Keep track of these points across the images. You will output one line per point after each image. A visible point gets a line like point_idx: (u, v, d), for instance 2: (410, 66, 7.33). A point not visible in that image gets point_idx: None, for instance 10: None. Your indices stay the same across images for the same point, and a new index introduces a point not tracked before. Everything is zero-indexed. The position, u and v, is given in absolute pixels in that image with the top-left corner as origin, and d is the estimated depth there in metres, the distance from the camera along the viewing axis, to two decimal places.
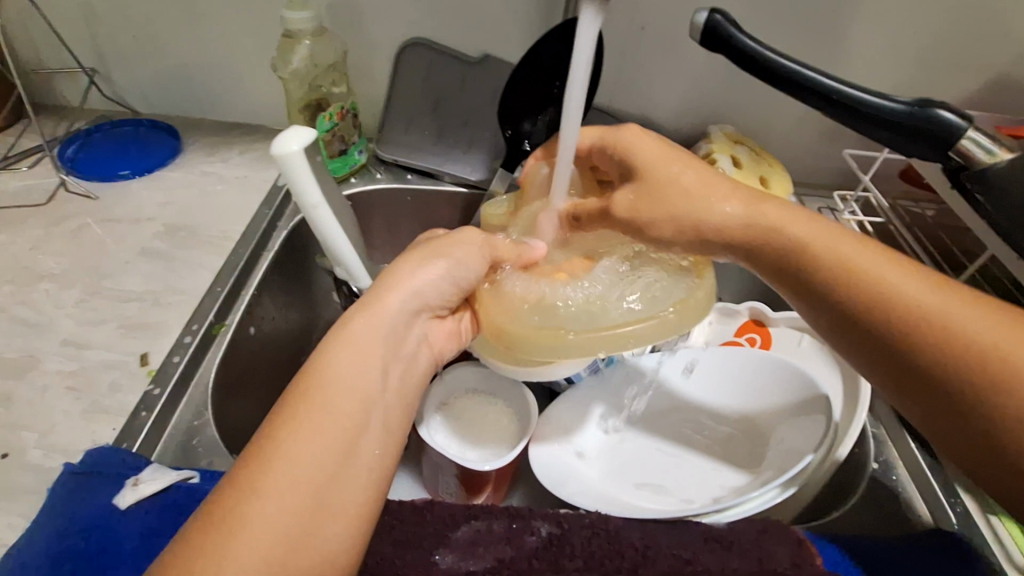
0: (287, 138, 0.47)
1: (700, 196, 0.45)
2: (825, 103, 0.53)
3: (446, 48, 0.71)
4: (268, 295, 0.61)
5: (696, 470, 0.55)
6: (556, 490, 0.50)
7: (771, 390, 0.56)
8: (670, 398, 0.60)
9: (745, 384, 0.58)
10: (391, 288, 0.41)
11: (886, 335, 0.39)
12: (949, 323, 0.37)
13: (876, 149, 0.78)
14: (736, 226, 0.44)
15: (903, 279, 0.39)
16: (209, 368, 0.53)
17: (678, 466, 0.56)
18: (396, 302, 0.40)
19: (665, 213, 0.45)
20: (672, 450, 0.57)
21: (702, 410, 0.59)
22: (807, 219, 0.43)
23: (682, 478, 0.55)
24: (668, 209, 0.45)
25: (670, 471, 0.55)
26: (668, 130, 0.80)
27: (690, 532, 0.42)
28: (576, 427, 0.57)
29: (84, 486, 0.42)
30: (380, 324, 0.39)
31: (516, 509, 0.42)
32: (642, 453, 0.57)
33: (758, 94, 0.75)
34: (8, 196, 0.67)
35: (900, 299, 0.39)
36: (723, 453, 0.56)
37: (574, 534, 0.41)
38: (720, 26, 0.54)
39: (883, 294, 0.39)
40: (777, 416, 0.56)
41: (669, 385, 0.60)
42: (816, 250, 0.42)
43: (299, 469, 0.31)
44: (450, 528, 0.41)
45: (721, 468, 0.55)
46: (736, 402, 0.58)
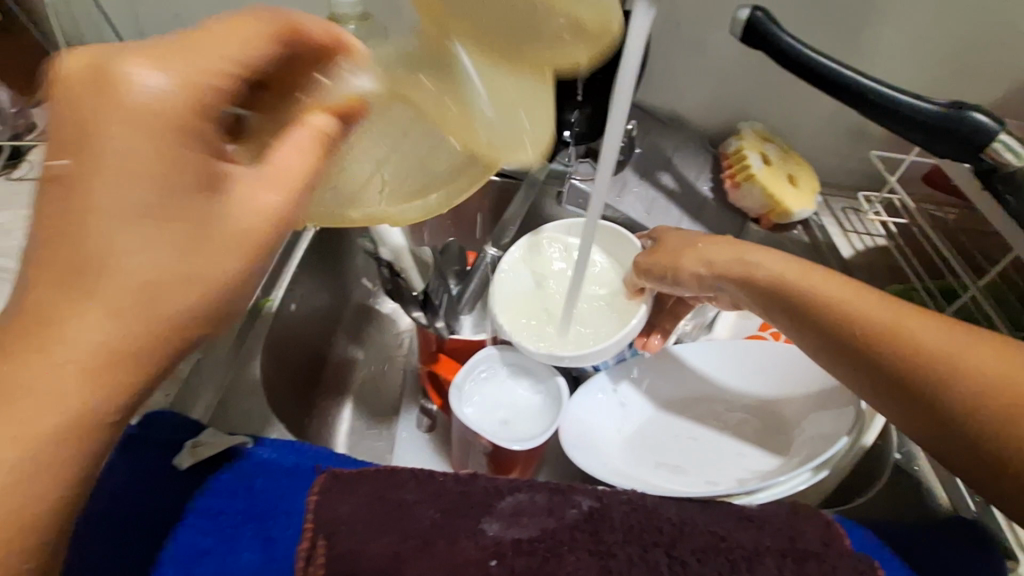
0: None
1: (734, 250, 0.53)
2: (861, 102, 0.54)
3: None
4: (304, 275, 0.64)
5: (721, 449, 0.57)
6: (576, 459, 0.53)
7: (797, 382, 0.58)
8: (695, 385, 0.62)
9: (770, 374, 0.60)
10: (65, 316, 0.27)
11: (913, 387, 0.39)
12: (956, 363, 0.38)
13: (903, 152, 0.79)
14: (768, 280, 0.49)
15: (922, 328, 0.40)
16: (255, 340, 0.57)
17: (701, 448, 0.57)
18: (108, 356, 0.28)
19: (722, 253, 0.53)
20: (695, 434, 0.59)
21: (719, 393, 0.61)
22: (827, 275, 0.47)
23: (702, 462, 0.56)
24: (726, 252, 0.53)
25: (695, 456, 0.57)
26: (697, 126, 0.81)
27: (724, 512, 0.43)
28: (602, 416, 0.59)
29: (141, 448, 0.42)
30: (46, 408, 0.27)
31: (556, 485, 0.44)
32: (659, 439, 0.59)
33: (789, 93, 0.76)
34: None
35: (910, 349, 0.40)
36: (748, 439, 0.57)
37: (613, 509, 0.42)
38: (761, 22, 0.56)
39: (892, 343, 0.41)
40: (804, 406, 0.57)
41: (691, 374, 0.62)
42: (833, 304, 0.45)
43: None
44: (494, 498, 0.42)
45: (741, 452, 0.57)
46: (760, 392, 0.60)
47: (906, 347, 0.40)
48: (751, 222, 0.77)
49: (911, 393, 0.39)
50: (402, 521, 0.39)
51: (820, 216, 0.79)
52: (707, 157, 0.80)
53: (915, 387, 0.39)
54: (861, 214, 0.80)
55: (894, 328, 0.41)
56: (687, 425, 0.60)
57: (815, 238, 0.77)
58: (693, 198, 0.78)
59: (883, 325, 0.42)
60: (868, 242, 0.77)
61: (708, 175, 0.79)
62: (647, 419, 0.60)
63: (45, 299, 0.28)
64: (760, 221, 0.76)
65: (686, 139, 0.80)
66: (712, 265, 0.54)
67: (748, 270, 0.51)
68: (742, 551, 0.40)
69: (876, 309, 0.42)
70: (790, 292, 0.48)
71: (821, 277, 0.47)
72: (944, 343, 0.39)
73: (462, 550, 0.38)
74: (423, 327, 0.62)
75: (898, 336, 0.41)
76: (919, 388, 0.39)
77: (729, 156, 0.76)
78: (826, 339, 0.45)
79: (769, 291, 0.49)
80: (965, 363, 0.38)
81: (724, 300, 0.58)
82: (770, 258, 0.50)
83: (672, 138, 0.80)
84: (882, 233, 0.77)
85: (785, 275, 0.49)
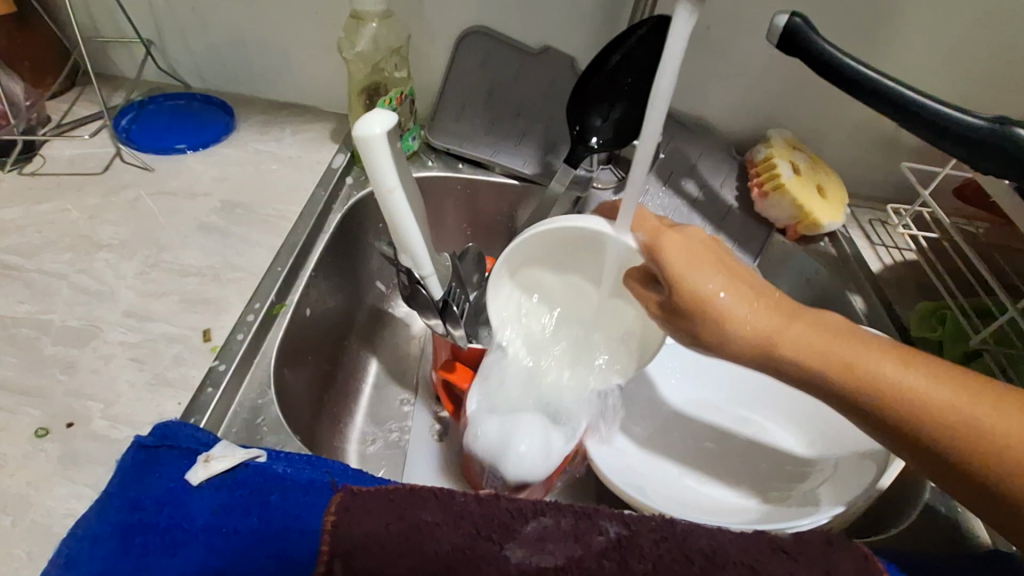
0: (369, 120, 0.46)
1: (768, 314, 0.40)
2: (903, 115, 0.52)
3: (507, 39, 0.71)
4: (322, 278, 0.62)
5: (741, 470, 0.57)
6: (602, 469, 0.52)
7: (810, 415, 0.59)
8: (710, 396, 0.63)
9: (780, 406, 0.61)
10: None
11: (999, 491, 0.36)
12: None
13: (934, 163, 0.77)
14: (815, 363, 0.39)
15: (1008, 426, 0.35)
16: (271, 344, 0.52)
17: (723, 463, 0.58)
18: None
19: (755, 316, 0.40)
20: (712, 458, 0.58)
21: (738, 409, 0.61)
22: (883, 357, 0.39)
23: (724, 480, 0.56)
24: (760, 315, 0.40)
25: (715, 470, 0.57)
26: (723, 133, 0.79)
27: (757, 540, 0.41)
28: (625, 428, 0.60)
29: (154, 459, 0.41)
30: None
31: (581, 507, 0.41)
32: (681, 459, 0.58)
33: (820, 101, 0.74)
34: (65, 163, 0.66)
35: (998, 455, 0.35)
36: (766, 469, 0.56)
37: (642, 537, 0.40)
38: (799, 30, 0.54)
39: (978, 447, 0.36)
40: (825, 438, 0.56)
41: (699, 397, 0.62)
42: (902, 398, 0.38)
43: None
44: (518, 523, 0.40)
45: (763, 472, 0.56)
46: (775, 416, 0.60)
47: (995, 452, 0.35)
48: (776, 232, 0.75)
49: (991, 499, 0.36)
50: (422, 545, 0.38)
51: (847, 229, 0.77)
52: (734, 165, 0.77)
53: (1001, 492, 0.36)
54: (889, 226, 0.77)
55: (978, 431, 0.36)
56: (705, 430, 0.60)
57: (843, 250, 0.74)
58: (718, 207, 0.75)
59: (958, 425, 0.36)
60: (896, 256, 0.74)
61: (734, 183, 0.77)
62: (664, 438, 0.60)
63: None
64: (786, 232, 0.74)
65: (713, 146, 0.78)
66: (746, 338, 0.40)
67: (784, 344, 0.40)
68: None
69: (946, 396, 0.37)
70: (847, 382, 0.39)
71: (878, 362, 0.39)
72: None
73: None
74: (439, 335, 0.61)
75: (982, 438, 0.36)
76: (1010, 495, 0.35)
77: (757, 164, 0.74)
78: (894, 436, 0.38)
79: (812, 381, 0.40)
80: None
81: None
82: (810, 344, 0.40)
83: (699, 144, 0.78)
84: (911, 246, 0.75)
85: (833, 358, 0.39)
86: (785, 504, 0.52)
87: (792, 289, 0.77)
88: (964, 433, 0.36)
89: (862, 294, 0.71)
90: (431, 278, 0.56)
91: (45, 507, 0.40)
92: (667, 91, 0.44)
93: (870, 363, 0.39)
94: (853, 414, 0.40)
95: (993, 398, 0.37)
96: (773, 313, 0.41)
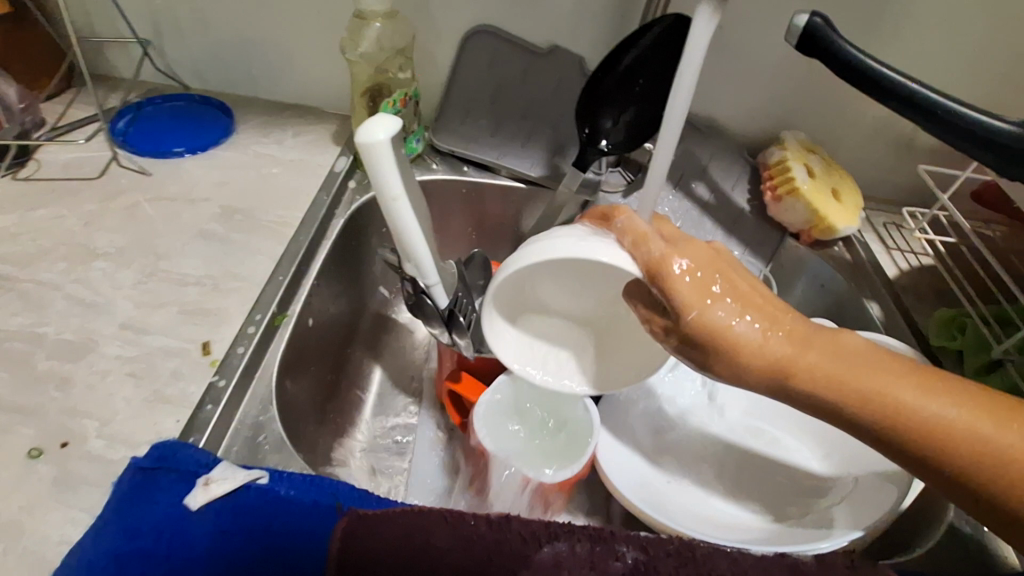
0: (373, 125, 0.44)
1: (780, 337, 0.38)
2: (927, 118, 0.50)
3: (514, 39, 0.69)
4: (325, 285, 0.60)
5: (757, 483, 0.55)
6: (613, 480, 0.50)
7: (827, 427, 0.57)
8: (723, 403, 0.61)
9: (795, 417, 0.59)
10: None
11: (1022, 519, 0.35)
12: None
13: (952, 166, 0.75)
14: (830, 388, 0.37)
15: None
16: (272, 358, 0.50)
17: (737, 474, 0.56)
18: None
19: (766, 339, 0.38)
20: (726, 472, 0.56)
21: (750, 419, 0.60)
22: (901, 380, 0.37)
23: (739, 494, 0.55)
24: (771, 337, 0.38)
25: (729, 483, 0.55)
26: (735, 134, 0.77)
27: (779, 565, 0.39)
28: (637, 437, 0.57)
29: (152, 482, 0.39)
30: None
31: (597, 530, 0.40)
32: (695, 473, 0.56)
33: (834, 102, 0.72)
34: (60, 168, 0.65)
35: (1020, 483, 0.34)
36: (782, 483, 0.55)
37: (660, 562, 0.38)
38: (820, 30, 0.52)
39: (1000, 474, 0.34)
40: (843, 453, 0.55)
41: (712, 408, 0.61)
42: (922, 424, 0.36)
43: None
44: (532, 548, 0.38)
45: (781, 486, 0.55)
46: (789, 427, 0.59)
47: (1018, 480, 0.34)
48: (790, 237, 0.73)
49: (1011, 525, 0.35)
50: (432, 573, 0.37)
51: (862, 234, 0.75)
52: (746, 167, 0.75)
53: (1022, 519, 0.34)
54: (905, 230, 0.76)
55: (999, 458, 0.34)
56: (718, 441, 0.58)
57: (858, 255, 0.72)
58: (730, 211, 0.74)
59: (973, 451, 0.35)
60: (913, 261, 0.72)
61: (746, 186, 0.75)
62: (677, 449, 0.58)
63: None
64: (800, 237, 0.72)
65: (724, 148, 0.76)
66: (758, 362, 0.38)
67: (798, 368, 0.38)
68: None
69: (966, 421, 0.35)
70: (864, 408, 0.37)
71: (897, 386, 0.37)
72: None
73: None
74: (445, 345, 0.58)
75: (1004, 466, 0.34)
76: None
77: (771, 167, 0.72)
78: (911, 461, 0.37)
79: (822, 407, 0.38)
80: None
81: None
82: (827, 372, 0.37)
83: (711, 146, 0.76)
84: (928, 251, 0.73)
85: (850, 383, 0.37)
86: (803, 521, 0.51)
87: (805, 295, 0.75)
88: (985, 459, 0.35)
89: (879, 302, 0.69)
90: (437, 287, 0.53)
91: (39, 534, 0.38)
92: (684, 98, 0.43)
93: (888, 388, 0.37)
94: (869, 439, 0.38)
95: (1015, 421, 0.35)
96: (785, 336, 0.38)
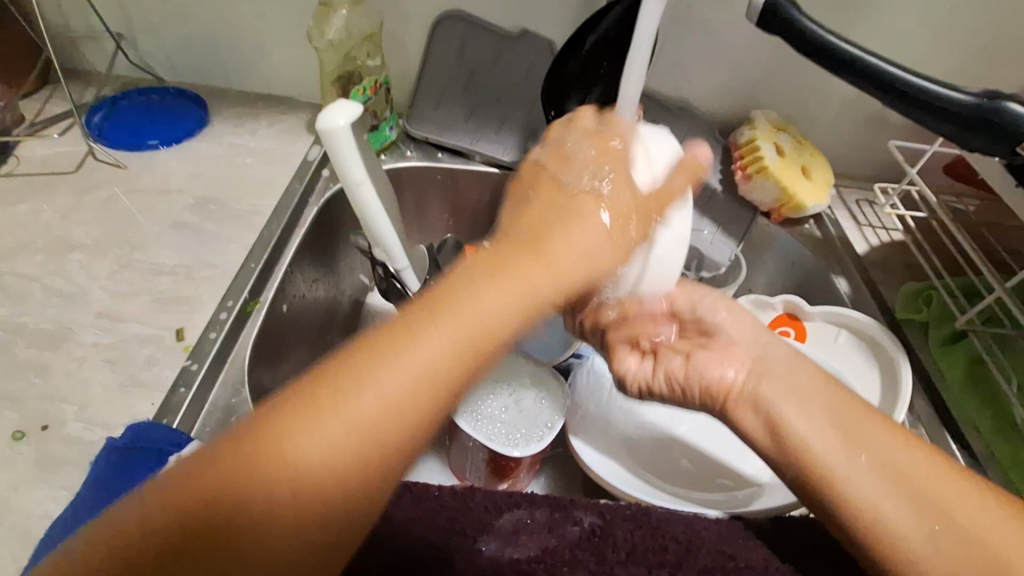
0: (333, 111, 0.45)
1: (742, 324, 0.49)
2: (886, 92, 0.50)
3: (483, 23, 0.70)
4: (300, 273, 0.60)
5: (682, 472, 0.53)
6: (596, 469, 0.51)
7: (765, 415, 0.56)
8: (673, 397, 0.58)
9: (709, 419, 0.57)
10: None
11: (913, 505, 0.37)
12: (957, 514, 0.36)
13: (922, 141, 0.76)
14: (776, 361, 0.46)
15: (940, 479, 0.38)
16: (245, 343, 0.52)
17: (662, 466, 0.53)
18: None
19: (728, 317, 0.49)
20: (659, 463, 0.54)
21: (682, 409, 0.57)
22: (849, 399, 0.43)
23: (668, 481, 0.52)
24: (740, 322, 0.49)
25: (659, 471, 0.53)
26: (706, 115, 0.78)
27: (733, 526, 0.41)
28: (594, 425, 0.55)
29: (126, 461, 0.41)
30: None
31: (557, 498, 0.42)
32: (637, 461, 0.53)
33: (804, 81, 0.73)
34: (37, 162, 0.66)
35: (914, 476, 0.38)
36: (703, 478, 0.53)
37: (617, 526, 0.40)
38: (780, 7, 0.52)
39: (903, 463, 0.39)
40: None
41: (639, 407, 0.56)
42: (857, 414, 0.41)
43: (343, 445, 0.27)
44: (492, 515, 0.40)
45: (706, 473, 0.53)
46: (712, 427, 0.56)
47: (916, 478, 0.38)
48: (760, 215, 0.74)
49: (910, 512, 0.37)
50: (394, 542, 0.38)
51: (833, 210, 0.76)
52: (717, 147, 0.76)
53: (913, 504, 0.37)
54: (877, 206, 0.76)
55: (913, 466, 0.38)
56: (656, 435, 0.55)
57: (828, 232, 0.73)
58: (702, 190, 0.74)
59: (895, 448, 0.39)
60: (884, 236, 0.73)
61: (718, 165, 0.75)
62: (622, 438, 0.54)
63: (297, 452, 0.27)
64: (771, 215, 0.73)
65: (697, 128, 0.76)
66: (742, 331, 0.49)
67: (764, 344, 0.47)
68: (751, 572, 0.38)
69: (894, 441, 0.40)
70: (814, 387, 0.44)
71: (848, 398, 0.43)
72: (954, 501, 0.37)
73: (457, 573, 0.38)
74: None
75: (909, 470, 0.38)
76: (926, 501, 0.37)
77: (741, 147, 0.72)
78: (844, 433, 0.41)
79: (775, 375, 0.45)
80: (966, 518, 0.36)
81: (735, 358, 0.47)
82: (812, 377, 0.44)
83: (681, 126, 0.76)
84: (899, 227, 0.74)
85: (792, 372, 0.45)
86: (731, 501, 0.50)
87: (776, 270, 0.76)
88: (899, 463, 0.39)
89: (847, 277, 0.70)
90: (406, 271, 0.55)
91: (21, 510, 0.40)
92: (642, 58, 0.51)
93: (836, 395, 0.43)
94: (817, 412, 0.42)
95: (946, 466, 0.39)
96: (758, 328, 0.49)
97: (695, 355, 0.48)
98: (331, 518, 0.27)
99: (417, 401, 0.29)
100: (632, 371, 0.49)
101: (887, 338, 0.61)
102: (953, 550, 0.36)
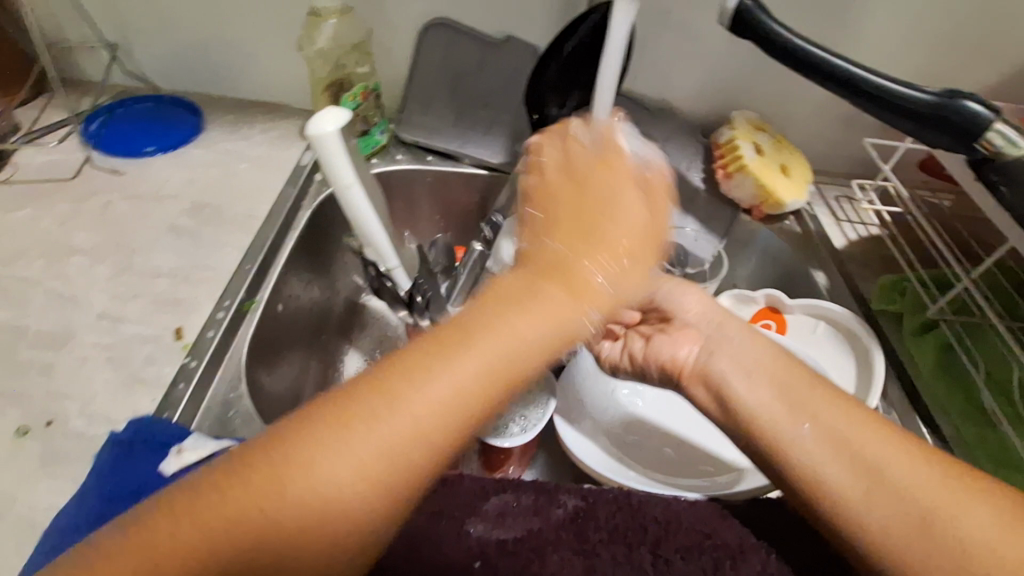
0: (322, 118, 0.47)
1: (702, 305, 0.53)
2: (852, 93, 0.52)
3: (469, 30, 0.72)
4: (294, 274, 0.62)
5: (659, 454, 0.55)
6: (572, 449, 0.53)
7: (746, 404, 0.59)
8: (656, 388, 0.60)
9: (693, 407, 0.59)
10: None
11: (851, 463, 0.39)
12: (893, 470, 0.38)
13: (895, 138, 0.79)
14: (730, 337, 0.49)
15: (878, 440, 0.40)
16: (242, 341, 0.53)
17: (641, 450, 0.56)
18: None
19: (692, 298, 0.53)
20: (635, 445, 0.56)
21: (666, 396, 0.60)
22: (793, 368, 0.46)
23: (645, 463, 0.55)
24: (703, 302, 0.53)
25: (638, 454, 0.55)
26: (687, 116, 0.80)
27: (710, 507, 0.43)
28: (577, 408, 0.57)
29: (129, 454, 0.42)
30: None
31: (542, 483, 0.44)
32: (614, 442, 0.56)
33: (781, 82, 0.76)
34: (36, 170, 0.67)
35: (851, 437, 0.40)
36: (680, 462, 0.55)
37: (599, 508, 0.42)
38: (750, 11, 0.54)
39: (841, 424, 0.41)
40: None
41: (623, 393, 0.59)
42: (800, 385, 0.45)
43: (348, 470, 0.30)
44: (479, 500, 0.42)
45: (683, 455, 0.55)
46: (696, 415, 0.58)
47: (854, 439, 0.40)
48: (742, 213, 0.76)
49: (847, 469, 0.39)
50: None
51: (812, 206, 0.78)
52: (699, 148, 0.78)
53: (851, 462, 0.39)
54: (855, 202, 0.79)
55: (851, 429, 0.41)
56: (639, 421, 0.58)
57: (807, 228, 0.76)
58: (684, 189, 0.77)
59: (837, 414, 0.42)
60: (861, 231, 0.76)
61: (700, 165, 0.78)
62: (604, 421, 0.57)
63: (298, 481, 0.29)
64: (752, 212, 0.76)
65: (679, 129, 0.78)
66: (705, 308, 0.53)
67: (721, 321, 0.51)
68: (727, 550, 0.40)
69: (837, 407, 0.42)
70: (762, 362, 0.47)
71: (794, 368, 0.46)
72: (890, 458, 0.39)
73: (446, 552, 0.39)
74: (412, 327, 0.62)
75: (849, 433, 0.41)
76: (861, 458, 0.39)
77: (721, 146, 0.74)
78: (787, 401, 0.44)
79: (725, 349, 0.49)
80: (900, 471, 0.38)
81: (690, 336, 0.51)
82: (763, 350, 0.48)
83: (664, 127, 0.78)
84: (875, 221, 0.76)
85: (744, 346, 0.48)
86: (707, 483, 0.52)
87: (758, 266, 0.79)
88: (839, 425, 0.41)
89: (825, 271, 0.73)
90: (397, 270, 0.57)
91: (28, 503, 0.42)
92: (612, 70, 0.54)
93: (781, 365, 0.46)
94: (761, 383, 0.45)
95: (887, 430, 0.41)
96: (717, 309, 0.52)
97: (654, 337, 0.52)
98: (341, 532, 0.30)
99: (468, 398, 0.32)
100: (605, 352, 0.55)
101: (862, 328, 0.63)
102: (891, 506, 0.37)
